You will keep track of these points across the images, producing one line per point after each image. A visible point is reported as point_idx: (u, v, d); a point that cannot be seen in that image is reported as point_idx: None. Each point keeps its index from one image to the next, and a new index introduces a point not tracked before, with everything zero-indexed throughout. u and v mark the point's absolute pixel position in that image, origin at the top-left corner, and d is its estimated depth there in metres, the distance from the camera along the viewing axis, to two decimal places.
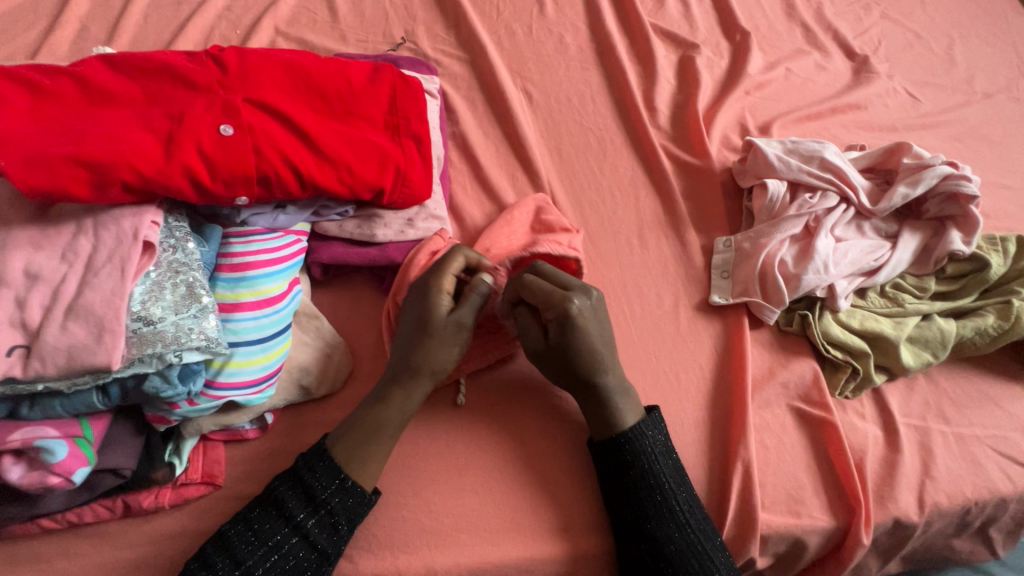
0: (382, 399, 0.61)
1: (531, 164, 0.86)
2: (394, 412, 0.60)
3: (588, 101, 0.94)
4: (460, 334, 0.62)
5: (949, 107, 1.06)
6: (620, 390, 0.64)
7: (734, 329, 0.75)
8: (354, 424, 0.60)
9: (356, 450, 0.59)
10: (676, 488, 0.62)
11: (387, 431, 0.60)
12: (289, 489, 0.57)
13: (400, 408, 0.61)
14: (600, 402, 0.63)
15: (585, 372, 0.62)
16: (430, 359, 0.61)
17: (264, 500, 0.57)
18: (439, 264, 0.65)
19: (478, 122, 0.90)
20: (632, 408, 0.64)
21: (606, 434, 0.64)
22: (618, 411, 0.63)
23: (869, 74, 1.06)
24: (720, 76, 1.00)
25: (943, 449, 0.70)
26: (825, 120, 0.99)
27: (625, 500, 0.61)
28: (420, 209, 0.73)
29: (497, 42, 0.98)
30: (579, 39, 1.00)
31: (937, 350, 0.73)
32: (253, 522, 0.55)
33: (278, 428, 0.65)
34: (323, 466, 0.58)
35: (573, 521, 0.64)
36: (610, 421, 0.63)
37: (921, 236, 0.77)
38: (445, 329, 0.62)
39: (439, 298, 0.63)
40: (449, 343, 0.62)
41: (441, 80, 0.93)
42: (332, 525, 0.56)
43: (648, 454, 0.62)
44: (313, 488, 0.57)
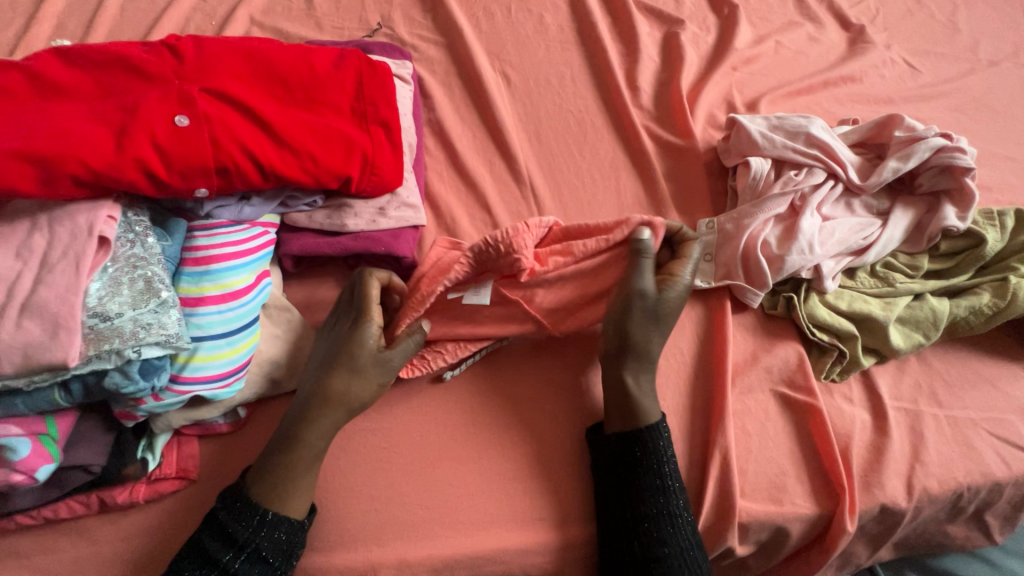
0: (302, 426, 0.59)
1: (508, 149, 0.84)
2: (306, 452, 0.58)
3: (569, 82, 0.91)
4: (383, 375, 0.62)
5: (951, 77, 1.02)
6: (642, 387, 0.64)
7: (716, 312, 0.73)
8: (281, 453, 0.58)
9: (275, 487, 0.57)
10: (679, 492, 0.61)
11: (304, 472, 0.58)
12: (211, 531, 0.55)
13: (316, 441, 0.59)
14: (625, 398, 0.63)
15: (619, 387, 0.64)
16: (345, 391, 0.60)
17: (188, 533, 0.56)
18: (357, 295, 0.65)
19: (455, 107, 0.88)
20: (654, 404, 0.64)
21: (620, 427, 0.63)
22: (642, 406, 0.63)
23: (865, 45, 1.02)
24: (706, 52, 0.97)
25: (934, 432, 0.68)
26: (818, 94, 0.95)
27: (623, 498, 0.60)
28: (392, 198, 0.72)
29: (475, 25, 0.96)
30: (559, 18, 0.97)
31: (928, 331, 0.70)
32: (182, 568, 0.54)
33: (254, 423, 0.65)
34: (243, 508, 0.56)
35: (563, 510, 0.63)
36: (631, 417, 0.63)
37: (913, 212, 0.74)
38: (371, 368, 0.62)
39: (367, 336, 0.62)
40: (381, 380, 0.62)
41: (417, 65, 0.91)
42: (263, 560, 0.55)
43: (659, 455, 0.61)
44: (231, 525, 0.55)
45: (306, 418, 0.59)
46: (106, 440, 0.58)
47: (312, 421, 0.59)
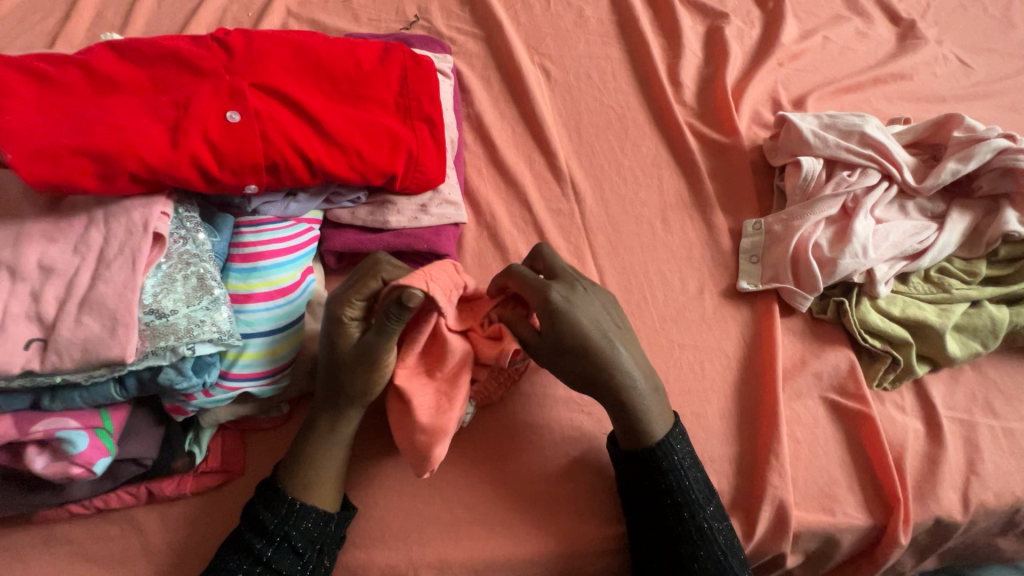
0: (324, 420, 0.59)
1: (548, 146, 0.82)
2: (324, 442, 0.59)
3: (609, 77, 0.89)
4: (369, 363, 0.56)
5: (1005, 75, 0.98)
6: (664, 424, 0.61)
7: (764, 316, 0.71)
8: (314, 452, 0.58)
9: (299, 477, 0.57)
10: (705, 505, 0.59)
11: (319, 462, 0.58)
12: (251, 522, 0.56)
13: (341, 436, 0.59)
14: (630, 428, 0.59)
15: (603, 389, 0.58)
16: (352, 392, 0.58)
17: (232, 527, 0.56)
18: (354, 283, 0.59)
19: (493, 101, 0.87)
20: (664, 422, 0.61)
21: (636, 445, 0.60)
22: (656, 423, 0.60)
23: (916, 40, 0.98)
24: (751, 46, 0.94)
25: (989, 443, 0.67)
26: (867, 91, 0.92)
27: (649, 500, 0.59)
28: (434, 194, 0.71)
29: (513, 18, 0.94)
30: (599, 11, 0.95)
31: (987, 340, 0.68)
32: (224, 558, 0.54)
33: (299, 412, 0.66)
34: (271, 495, 0.56)
35: (585, 514, 0.63)
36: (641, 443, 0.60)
37: (971, 216, 0.72)
38: (354, 361, 0.57)
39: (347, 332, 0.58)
40: (369, 371, 0.56)
41: (455, 59, 0.90)
42: (294, 550, 0.56)
43: (676, 470, 0.59)
44: (269, 518, 0.55)
45: (328, 417, 0.59)
46: (157, 433, 0.59)
47: (322, 418, 0.59)
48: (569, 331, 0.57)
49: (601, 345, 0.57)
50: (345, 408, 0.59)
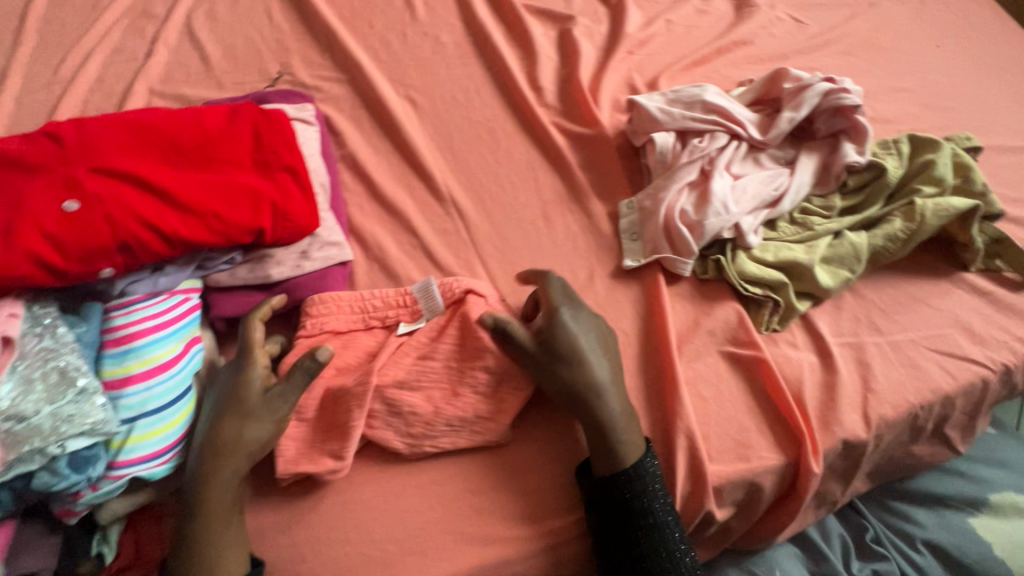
0: (207, 479, 0.57)
1: (424, 170, 0.84)
2: (218, 507, 0.57)
3: (474, 94, 0.92)
4: (279, 409, 0.60)
5: (835, 24, 1.08)
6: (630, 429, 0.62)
7: (652, 289, 0.74)
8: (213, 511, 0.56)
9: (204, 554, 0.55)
10: (672, 523, 0.61)
11: (221, 523, 0.57)
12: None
13: (220, 487, 0.57)
14: (605, 442, 0.61)
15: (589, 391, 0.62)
16: (236, 436, 0.58)
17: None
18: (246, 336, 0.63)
19: (366, 139, 0.89)
20: (636, 442, 0.62)
21: (607, 468, 0.61)
22: (621, 438, 0.61)
23: (751, 8, 1.06)
24: (602, 40, 0.99)
25: (879, 359, 0.71)
26: (715, 62, 0.98)
27: (624, 525, 0.60)
28: (312, 239, 0.72)
29: (374, 57, 0.97)
30: (454, 35, 0.99)
31: (853, 265, 0.72)
32: None
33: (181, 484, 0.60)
34: None
35: (541, 510, 0.63)
36: (617, 458, 0.61)
37: (817, 156, 0.77)
38: (260, 409, 0.60)
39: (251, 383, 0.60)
40: (272, 418, 0.60)
41: (322, 105, 0.92)
42: None
43: (648, 494, 0.60)
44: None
45: (200, 469, 0.57)
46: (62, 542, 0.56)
47: (214, 483, 0.57)
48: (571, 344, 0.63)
49: (592, 359, 0.63)
50: (231, 471, 0.57)
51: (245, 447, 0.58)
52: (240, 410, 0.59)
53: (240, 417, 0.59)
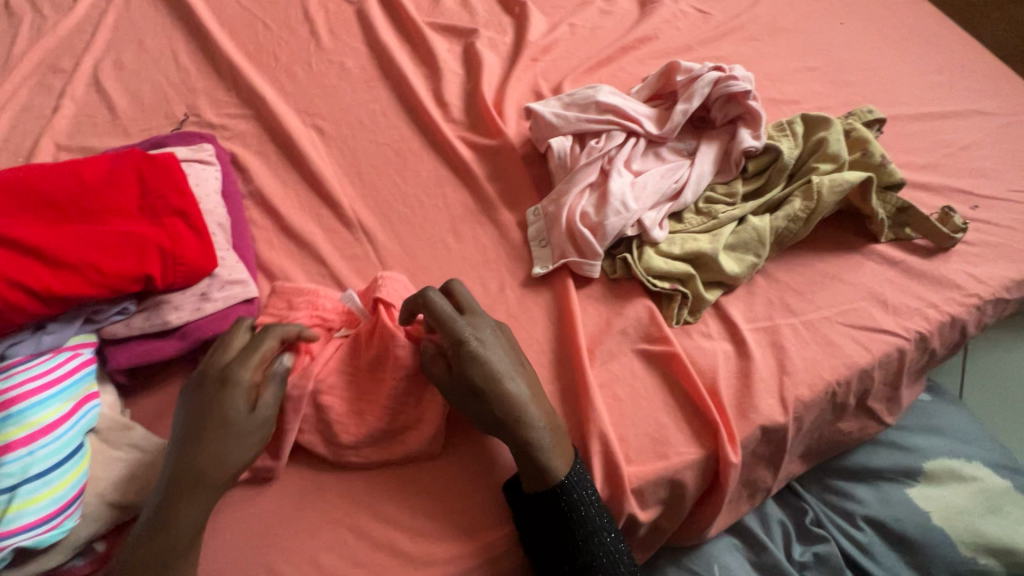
0: (179, 496, 0.53)
1: (332, 197, 0.83)
2: (182, 529, 0.53)
3: (380, 117, 0.92)
4: (264, 427, 0.58)
5: (739, 12, 1.09)
6: (556, 440, 0.60)
7: (562, 294, 0.73)
8: (177, 544, 0.52)
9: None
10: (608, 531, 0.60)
11: (180, 552, 0.52)
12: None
13: (189, 521, 0.53)
14: (529, 459, 0.58)
15: (498, 413, 0.58)
16: (217, 461, 0.55)
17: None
18: (248, 349, 0.60)
19: (273, 172, 0.88)
20: (562, 456, 0.60)
21: (538, 486, 0.59)
22: (546, 458, 0.58)
23: (654, 5, 1.07)
24: (507, 51, 1.00)
25: (794, 340, 0.71)
26: (620, 61, 0.99)
27: (560, 538, 0.59)
28: (212, 280, 0.70)
29: (280, 89, 0.97)
30: (359, 60, 0.99)
31: (758, 250, 0.72)
32: None
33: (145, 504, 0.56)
34: None
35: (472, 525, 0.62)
36: (544, 472, 0.58)
37: (717, 144, 0.78)
38: (247, 425, 0.57)
39: (237, 395, 0.57)
40: (252, 437, 0.57)
41: (229, 143, 0.91)
42: None
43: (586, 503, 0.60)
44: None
45: (174, 497, 0.53)
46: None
47: (188, 503, 0.53)
48: (482, 369, 0.59)
49: (511, 388, 0.59)
50: (199, 491, 0.54)
51: (225, 471, 0.55)
52: (222, 423, 0.56)
53: (223, 442, 0.55)
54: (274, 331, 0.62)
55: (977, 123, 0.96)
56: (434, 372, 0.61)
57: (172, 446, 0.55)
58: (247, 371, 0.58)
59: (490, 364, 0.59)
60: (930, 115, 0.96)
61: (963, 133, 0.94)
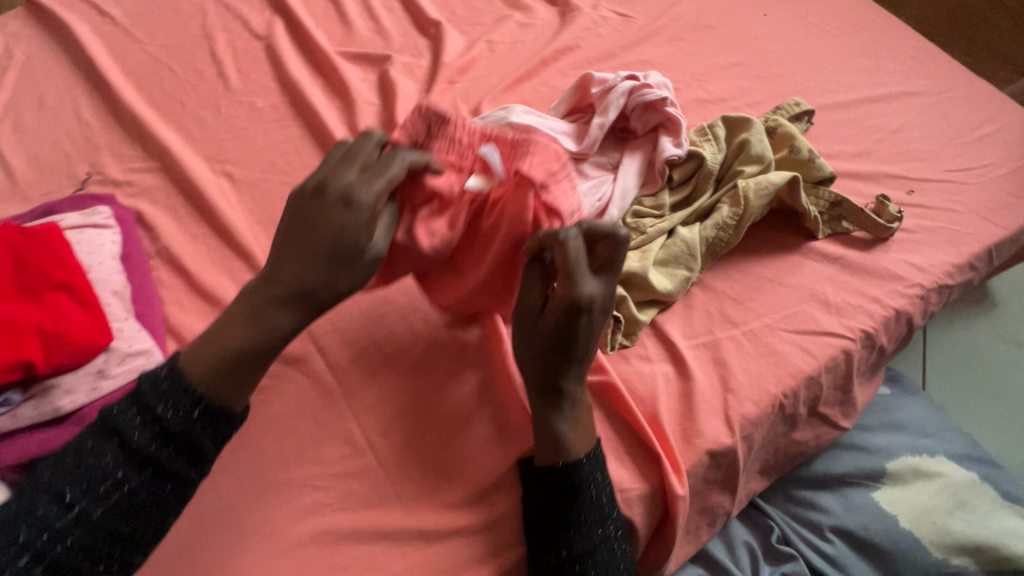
0: (265, 304, 0.52)
1: (244, 248, 0.79)
2: (263, 336, 0.52)
3: (294, 157, 0.88)
4: (363, 263, 0.53)
5: (661, 12, 1.07)
6: (580, 400, 0.60)
7: (490, 327, 0.70)
8: (237, 371, 0.51)
9: (218, 376, 0.50)
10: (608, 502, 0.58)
11: (244, 364, 0.51)
12: (152, 472, 0.48)
13: (277, 326, 0.52)
14: (545, 425, 0.59)
15: (557, 375, 0.59)
16: (300, 272, 0.52)
17: (105, 475, 0.47)
18: (411, 163, 0.55)
19: (182, 226, 0.82)
20: (584, 434, 0.59)
21: (549, 456, 0.58)
22: (562, 427, 0.58)
23: (573, 13, 1.04)
24: (424, 74, 0.96)
25: (736, 353, 0.67)
26: (541, 74, 0.96)
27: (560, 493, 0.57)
28: (108, 354, 0.65)
29: (188, 137, 0.92)
30: (271, 98, 0.94)
31: (689, 263, 0.69)
32: None
33: (259, 293, 0.53)
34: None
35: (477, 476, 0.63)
36: (557, 445, 0.58)
37: (639, 155, 0.74)
38: (351, 247, 0.52)
39: (359, 216, 0.52)
40: (362, 265, 0.53)
41: (134, 199, 0.86)
42: None
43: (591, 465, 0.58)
44: (96, 469, 0.47)
45: (263, 303, 0.52)
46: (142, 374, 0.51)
47: (276, 311, 0.52)
48: (578, 333, 0.56)
49: (574, 372, 0.59)
50: (296, 308, 0.53)
51: (286, 286, 0.52)
52: (312, 223, 0.52)
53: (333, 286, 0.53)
54: (402, 155, 0.55)
55: (905, 104, 0.95)
56: (535, 296, 0.59)
57: (293, 266, 0.52)
58: (373, 194, 0.52)
59: (597, 328, 0.57)
60: (858, 101, 0.94)
61: (893, 116, 0.93)
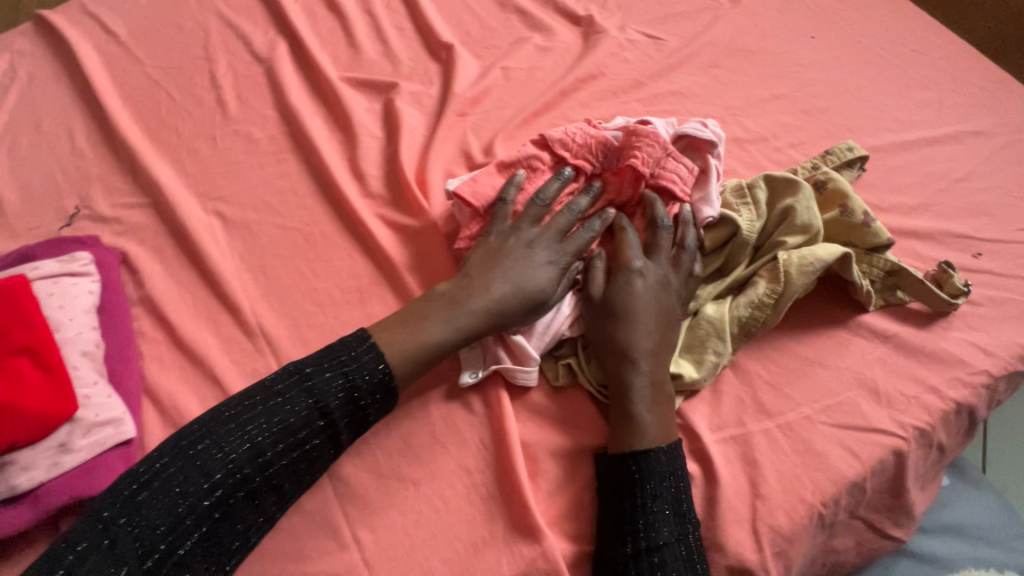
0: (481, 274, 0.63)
1: (230, 300, 0.72)
2: (418, 319, 0.61)
3: (289, 195, 0.81)
4: (532, 279, 0.62)
5: (695, 34, 0.97)
6: (657, 396, 0.59)
7: (496, 409, 0.63)
8: (413, 372, 0.60)
9: (390, 335, 0.60)
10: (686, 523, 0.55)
11: (410, 339, 0.60)
12: (323, 435, 0.56)
13: (440, 323, 0.60)
14: (621, 402, 0.59)
15: (632, 349, 0.60)
16: (480, 282, 0.62)
17: (308, 420, 0.55)
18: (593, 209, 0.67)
19: (167, 271, 0.77)
20: (660, 426, 0.58)
21: (621, 441, 0.58)
22: (638, 411, 0.58)
23: (597, 36, 0.95)
24: (433, 104, 0.88)
25: (769, 452, 0.59)
26: (560, 108, 0.87)
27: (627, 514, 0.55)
28: (72, 425, 0.60)
29: (181, 170, 0.86)
30: (269, 128, 0.88)
31: (719, 347, 0.62)
32: None
33: (431, 304, 0.62)
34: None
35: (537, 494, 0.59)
36: (630, 431, 0.58)
37: None
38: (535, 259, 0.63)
39: (546, 235, 0.65)
40: (532, 280, 0.62)
41: (120, 239, 0.80)
42: None
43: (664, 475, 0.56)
44: (214, 468, 0.52)
45: (459, 289, 0.62)
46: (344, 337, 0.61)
47: (455, 288, 0.62)
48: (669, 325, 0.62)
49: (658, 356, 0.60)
50: (467, 293, 0.62)
51: (481, 288, 0.62)
52: (511, 241, 0.64)
53: (525, 299, 0.61)
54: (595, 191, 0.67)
55: (973, 147, 0.83)
56: (627, 281, 0.62)
57: (500, 277, 0.62)
58: (560, 227, 0.65)
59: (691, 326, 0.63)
60: (919, 142, 0.83)
61: (959, 161, 0.82)
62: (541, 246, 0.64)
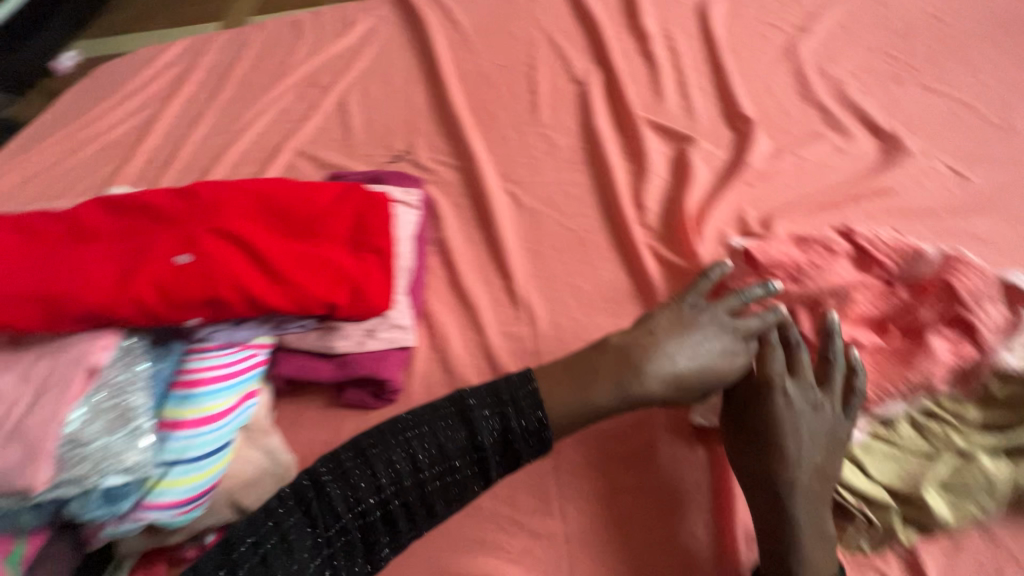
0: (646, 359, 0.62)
1: (507, 269, 0.84)
2: (582, 383, 0.62)
3: (574, 201, 0.92)
4: (705, 380, 0.61)
5: (1010, 183, 0.92)
6: (819, 534, 0.57)
7: (718, 466, 0.68)
8: (573, 419, 0.61)
9: (554, 388, 0.62)
10: None
11: (577, 393, 0.61)
12: (471, 467, 0.59)
13: (605, 392, 0.61)
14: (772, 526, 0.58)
15: (783, 476, 0.58)
16: (653, 362, 0.61)
17: (463, 451, 0.59)
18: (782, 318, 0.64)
19: (461, 226, 0.91)
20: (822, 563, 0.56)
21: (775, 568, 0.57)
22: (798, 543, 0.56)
23: (900, 155, 0.96)
24: (720, 167, 0.95)
25: None
26: (845, 209, 0.88)
27: None
28: (382, 320, 0.74)
29: (491, 150, 1.02)
30: (570, 140, 1.01)
31: (983, 501, 0.60)
32: None
33: (605, 357, 0.63)
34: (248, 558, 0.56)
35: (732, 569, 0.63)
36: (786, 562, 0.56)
37: None
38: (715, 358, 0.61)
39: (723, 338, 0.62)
40: (698, 381, 0.61)
41: (432, 187, 0.97)
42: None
43: None
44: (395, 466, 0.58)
45: (621, 365, 0.62)
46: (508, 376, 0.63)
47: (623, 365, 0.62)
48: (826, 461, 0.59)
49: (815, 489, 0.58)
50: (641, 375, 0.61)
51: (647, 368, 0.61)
52: (679, 333, 0.62)
53: (704, 381, 0.61)
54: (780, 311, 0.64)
55: None
56: (781, 399, 0.60)
57: (686, 349, 0.61)
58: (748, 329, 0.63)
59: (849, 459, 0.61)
60: None
61: None
62: (723, 338, 0.62)
